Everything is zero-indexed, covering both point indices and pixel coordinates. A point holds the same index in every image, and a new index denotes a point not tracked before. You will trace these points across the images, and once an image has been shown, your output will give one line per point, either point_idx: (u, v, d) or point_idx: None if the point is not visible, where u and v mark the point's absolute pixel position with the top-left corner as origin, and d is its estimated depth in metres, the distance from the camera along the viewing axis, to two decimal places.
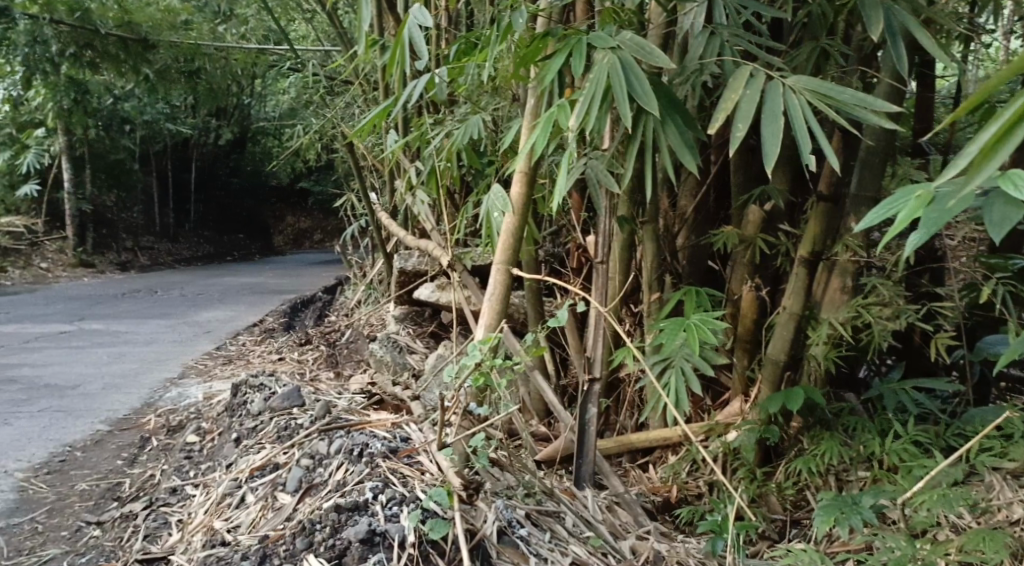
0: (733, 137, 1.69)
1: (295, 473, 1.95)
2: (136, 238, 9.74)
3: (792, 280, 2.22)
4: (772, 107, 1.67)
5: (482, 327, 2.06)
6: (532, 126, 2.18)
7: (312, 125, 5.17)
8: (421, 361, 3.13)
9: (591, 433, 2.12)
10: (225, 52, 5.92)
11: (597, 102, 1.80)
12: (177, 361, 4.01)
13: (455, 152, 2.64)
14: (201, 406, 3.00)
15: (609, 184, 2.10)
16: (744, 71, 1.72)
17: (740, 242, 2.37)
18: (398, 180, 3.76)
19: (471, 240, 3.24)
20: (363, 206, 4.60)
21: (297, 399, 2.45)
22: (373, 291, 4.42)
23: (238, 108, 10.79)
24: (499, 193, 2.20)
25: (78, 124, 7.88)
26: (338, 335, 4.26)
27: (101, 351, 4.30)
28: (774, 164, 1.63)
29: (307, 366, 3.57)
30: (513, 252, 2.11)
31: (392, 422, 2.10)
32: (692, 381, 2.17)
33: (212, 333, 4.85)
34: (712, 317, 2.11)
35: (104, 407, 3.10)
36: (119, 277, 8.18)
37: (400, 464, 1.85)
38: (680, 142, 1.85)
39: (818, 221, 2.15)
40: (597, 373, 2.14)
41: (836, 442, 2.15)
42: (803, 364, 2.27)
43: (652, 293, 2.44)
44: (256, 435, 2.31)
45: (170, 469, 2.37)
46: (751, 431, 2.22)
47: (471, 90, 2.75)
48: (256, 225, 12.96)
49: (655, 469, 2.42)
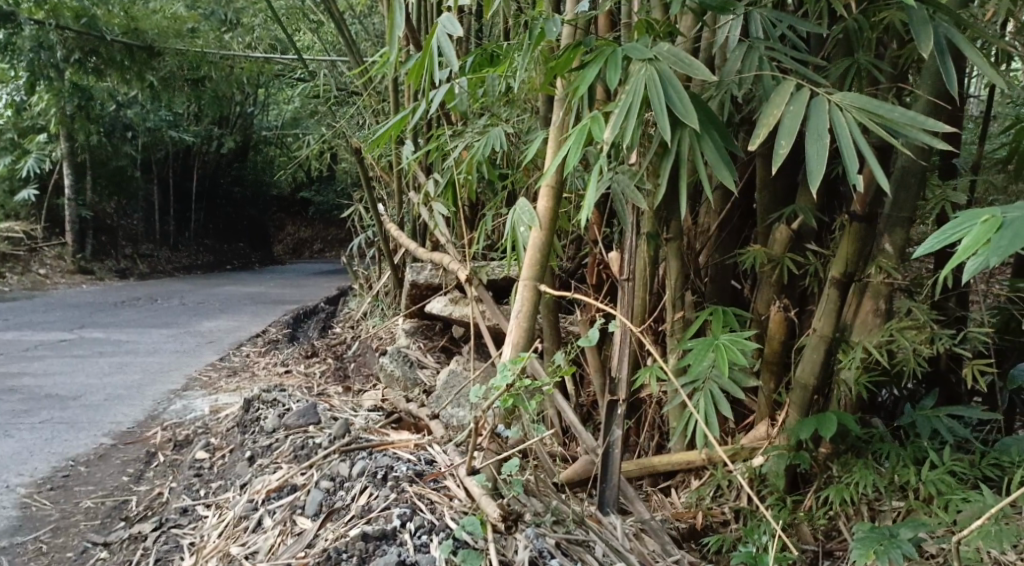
0: (776, 154, 1.63)
1: (315, 496, 1.89)
2: (136, 245, 9.68)
3: (822, 301, 2.15)
4: (817, 125, 1.61)
5: (508, 346, 2.00)
6: (559, 140, 2.11)
7: (319, 135, 5.13)
8: (433, 377, 3.06)
9: (616, 456, 2.06)
10: (232, 61, 5.88)
11: (634, 118, 1.75)
12: (180, 372, 3.93)
13: (475, 164, 2.59)
14: (208, 420, 2.92)
15: (638, 201, 2.04)
16: (788, 87, 1.68)
17: (768, 261, 2.30)
18: (409, 192, 3.69)
19: (487, 254, 3.17)
20: (371, 218, 4.53)
21: (313, 416, 2.40)
22: (379, 304, 4.35)
23: (241, 116, 10.74)
24: (524, 208, 2.13)
25: (79, 129, 7.84)
26: (344, 348, 4.19)
27: (103, 361, 4.22)
28: (820, 184, 1.58)
29: (314, 379, 3.50)
30: (540, 269, 2.04)
31: (415, 444, 2.06)
32: (721, 404, 2.10)
33: (215, 344, 4.78)
34: (744, 338, 2.06)
35: (108, 420, 3.03)
36: (119, 285, 8.10)
37: (427, 489, 1.81)
38: (717, 159, 1.80)
39: (853, 241, 2.08)
40: (620, 394, 2.06)
41: (868, 470, 2.09)
42: (833, 388, 2.21)
43: (676, 312, 2.36)
44: (270, 454, 2.24)
45: (180, 487, 2.30)
46: (781, 456, 2.16)
47: (490, 102, 2.70)
48: (257, 234, 12.89)
49: (678, 493, 2.35)
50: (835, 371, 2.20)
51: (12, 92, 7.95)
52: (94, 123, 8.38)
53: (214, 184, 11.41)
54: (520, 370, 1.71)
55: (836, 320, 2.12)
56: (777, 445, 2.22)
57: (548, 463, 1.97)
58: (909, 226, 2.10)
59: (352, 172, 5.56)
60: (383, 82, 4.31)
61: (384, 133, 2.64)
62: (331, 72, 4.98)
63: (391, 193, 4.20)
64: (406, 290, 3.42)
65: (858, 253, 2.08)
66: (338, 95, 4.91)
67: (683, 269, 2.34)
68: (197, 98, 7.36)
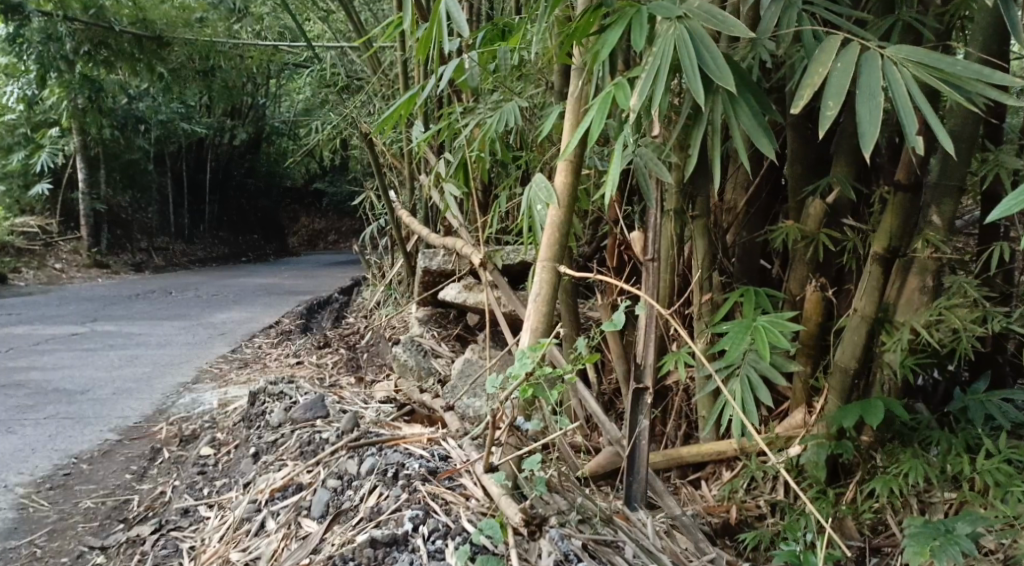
0: (823, 117, 1.50)
1: (320, 497, 1.77)
2: (152, 238, 9.60)
3: (864, 279, 2.01)
4: (869, 84, 1.48)
5: (527, 333, 1.85)
6: (578, 112, 1.96)
7: (328, 122, 5.01)
8: (448, 366, 2.94)
9: (643, 448, 1.92)
10: (241, 49, 5.76)
11: (664, 81, 1.60)
12: (191, 365, 3.82)
13: (488, 141, 2.45)
14: (216, 414, 2.81)
15: (663, 175, 1.91)
16: (835, 41, 1.53)
17: (802, 237, 2.15)
18: (421, 175, 3.55)
19: (502, 238, 3.03)
20: (383, 205, 4.40)
21: (320, 409, 2.29)
22: (392, 293, 4.21)
23: (252, 107, 10.66)
24: (541, 184, 1.99)
25: (92, 123, 7.75)
26: (357, 338, 4.07)
27: (113, 354, 4.13)
28: (874, 148, 1.44)
29: (326, 371, 3.38)
30: (560, 249, 1.90)
31: (427, 438, 1.93)
32: (759, 390, 1.95)
33: (227, 336, 4.67)
34: (783, 320, 1.89)
35: (113, 415, 2.92)
36: (133, 278, 8.03)
37: (441, 489, 1.68)
38: (754, 126, 1.66)
39: (896, 214, 1.94)
40: (645, 382, 1.92)
41: (917, 460, 1.95)
42: (874, 371, 2.07)
43: (704, 293, 2.21)
44: (275, 450, 2.12)
45: (182, 486, 2.19)
46: (821, 446, 2.02)
47: (503, 76, 2.56)
48: (271, 226, 12.80)
49: (708, 486, 2.22)
50: (877, 354, 2.06)
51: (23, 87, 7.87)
52: (106, 117, 8.29)
53: (228, 176, 11.31)
54: (540, 357, 1.56)
55: (879, 299, 1.98)
56: (815, 433, 2.08)
57: (571, 455, 1.87)
58: (959, 196, 1.96)
59: (363, 161, 5.43)
60: (393, 64, 4.17)
61: (390, 110, 2.48)
62: (339, 58, 4.85)
63: (403, 179, 4.06)
64: (419, 275, 3.29)
65: (902, 226, 1.94)
66: (347, 80, 4.78)
67: (710, 247, 2.18)
68: (207, 88, 7.25)
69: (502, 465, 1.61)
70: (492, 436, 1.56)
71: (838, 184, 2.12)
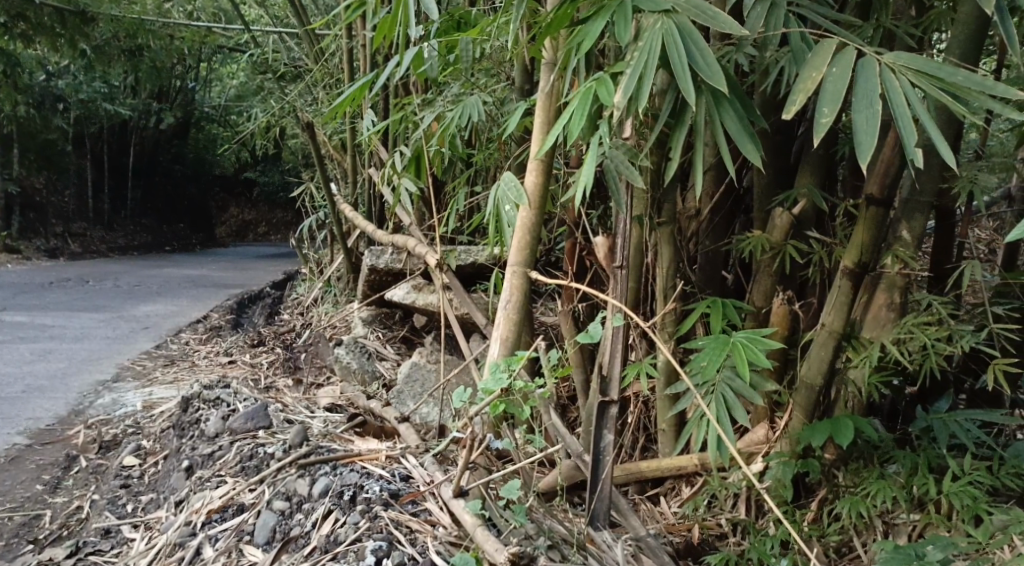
0: (817, 125, 1.40)
1: (266, 521, 1.68)
2: (69, 223, 9.13)
3: (833, 294, 1.92)
4: (865, 91, 1.39)
5: (497, 343, 1.76)
6: (552, 110, 1.87)
7: (266, 109, 4.79)
8: (393, 369, 2.81)
9: (607, 462, 1.84)
10: (173, 30, 5.50)
11: (652, 78, 1.51)
12: (111, 361, 3.59)
13: (447, 136, 2.33)
14: (140, 418, 2.62)
15: (634, 179, 1.82)
16: (830, 45, 1.44)
17: (768, 249, 2.06)
18: (369, 169, 3.40)
19: (456, 237, 2.91)
20: (323, 197, 4.22)
21: (263, 419, 2.13)
22: (331, 290, 4.04)
23: (179, 91, 10.29)
24: (510, 183, 1.88)
25: (6, 99, 7.30)
26: (294, 336, 3.89)
27: (25, 347, 3.86)
28: (871, 160, 1.35)
29: (261, 372, 3.21)
30: (531, 253, 1.80)
31: (386, 456, 1.82)
32: (734, 411, 1.85)
33: (151, 330, 4.42)
34: (760, 336, 1.82)
35: (23, 416, 2.71)
36: (47, 264, 7.62)
37: (405, 516, 1.58)
38: (739, 130, 1.57)
39: (868, 227, 1.85)
40: (609, 395, 1.84)
41: (885, 481, 1.88)
42: (839, 390, 2.00)
43: (667, 303, 2.08)
44: (212, 463, 1.98)
45: (103, 501, 2.05)
46: (786, 464, 1.95)
47: (465, 68, 2.44)
48: (199, 214, 12.36)
49: (667, 502, 2.15)
50: (840, 370, 1.99)
51: None
52: (23, 94, 7.84)
53: (153, 161, 10.87)
54: (517, 371, 1.48)
55: (848, 315, 1.90)
56: (778, 450, 2.01)
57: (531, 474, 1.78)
58: (931, 212, 1.89)
59: (302, 151, 5.22)
60: (337, 53, 4.01)
61: (340, 98, 2.32)
62: (279, 43, 4.65)
63: (346, 172, 3.89)
64: (363, 274, 3.13)
65: (875, 240, 1.85)
66: (287, 67, 4.59)
67: (675, 255, 2.09)
68: (134, 69, 6.92)
69: (471, 489, 1.54)
70: (468, 457, 1.47)
71: (806, 194, 2.05)
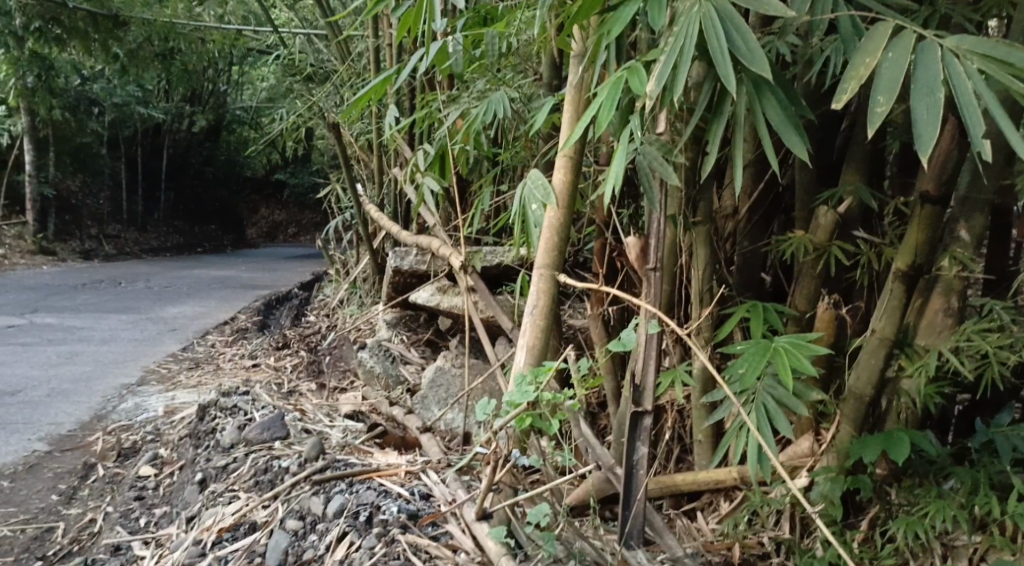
0: (872, 115, 1.28)
1: (278, 542, 1.62)
2: (102, 225, 9.19)
3: (884, 298, 1.80)
4: (926, 78, 1.28)
5: (524, 351, 1.66)
6: (580, 105, 1.77)
7: (293, 109, 4.74)
8: (418, 374, 2.74)
9: (641, 476, 1.73)
10: (202, 32, 5.47)
11: (688, 64, 1.40)
12: (136, 364, 3.55)
13: (472, 134, 2.24)
14: (160, 424, 2.57)
15: (668, 176, 1.71)
16: (886, 28, 1.33)
17: (812, 250, 1.94)
18: (394, 169, 3.33)
19: (482, 239, 2.83)
20: (348, 198, 4.15)
21: (279, 429, 2.09)
22: (357, 291, 3.97)
23: (211, 94, 10.33)
24: (537, 181, 1.78)
25: (41, 103, 7.33)
26: (319, 339, 3.83)
27: (53, 349, 3.84)
28: (932, 153, 1.23)
29: (284, 375, 3.15)
30: (559, 254, 1.70)
31: (405, 472, 1.76)
32: (776, 421, 1.73)
33: (178, 332, 4.39)
34: (805, 342, 1.70)
35: (45, 421, 2.66)
36: (81, 266, 7.66)
37: (423, 539, 1.52)
38: (783, 122, 1.45)
39: (922, 227, 1.72)
40: (643, 405, 1.73)
41: (943, 501, 1.75)
42: (891, 400, 1.87)
43: (704, 307, 1.97)
44: (226, 477, 1.93)
45: (116, 515, 2.00)
46: (835, 481, 1.84)
47: (491, 64, 2.35)
48: (230, 215, 12.41)
49: (705, 518, 2.04)
50: (892, 380, 1.86)
51: None
52: (57, 97, 7.90)
53: (185, 163, 10.91)
54: (544, 384, 1.38)
55: (900, 320, 1.78)
56: (824, 465, 1.89)
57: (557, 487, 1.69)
58: (991, 210, 1.75)
59: (330, 152, 5.17)
60: (363, 51, 3.94)
61: (363, 93, 2.22)
62: (306, 43, 4.60)
63: (372, 172, 3.83)
64: (388, 275, 3.05)
65: (930, 241, 1.72)
66: (314, 67, 4.52)
67: (712, 257, 1.98)
68: (166, 71, 6.92)
69: (495, 512, 1.46)
70: (491, 477, 1.38)
71: (853, 192, 1.92)
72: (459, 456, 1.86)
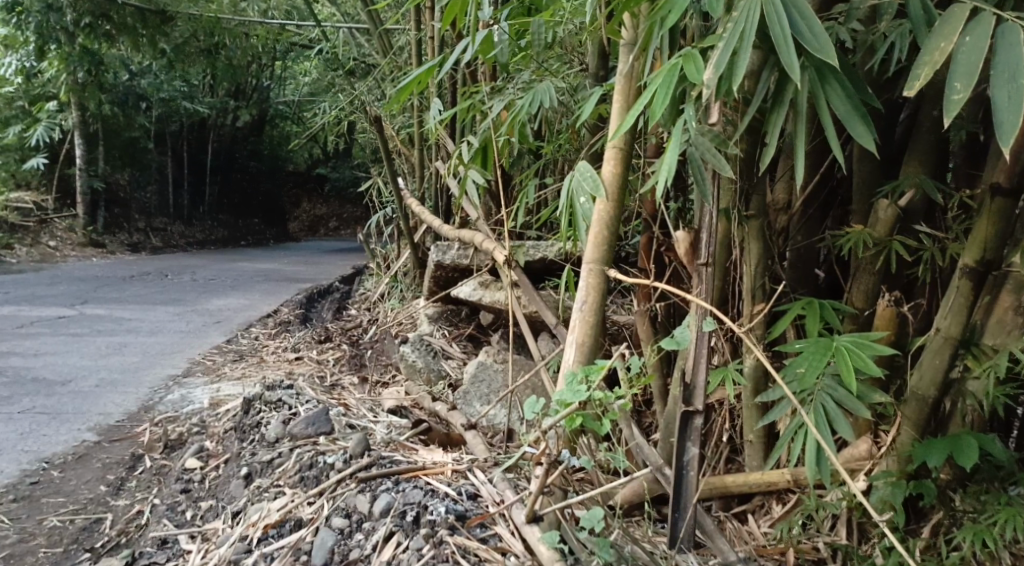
0: (948, 103, 1.22)
1: (325, 540, 1.60)
2: (150, 218, 9.32)
3: (950, 296, 1.73)
4: (1008, 62, 1.20)
5: (573, 349, 1.62)
6: (629, 95, 1.72)
7: (335, 103, 4.75)
8: (460, 369, 2.71)
9: (692, 479, 1.67)
10: (247, 28, 5.50)
11: (748, 51, 1.35)
12: (182, 355, 3.57)
13: (518, 124, 2.19)
14: (205, 416, 2.57)
15: (721, 167, 1.65)
16: (964, 9, 1.25)
17: (872, 245, 1.86)
18: (436, 162, 3.30)
19: (525, 232, 2.79)
20: (390, 192, 4.14)
21: (325, 424, 2.09)
22: (397, 285, 3.96)
23: (255, 89, 10.43)
24: (586, 173, 1.72)
25: (91, 98, 7.44)
26: (361, 333, 3.82)
27: (102, 340, 3.88)
28: (1015, 143, 1.17)
29: (327, 369, 3.14)
30: (609, 248, 1.66)
31: (452, 471, 1.74)
32: (836, 423, 1.66)
33: (222, 324, 4.41)
34: (868, 342, 1.64)
35: (94, 411, 2.68)
36: (129, 259, 7.77)
37: (473, 542, 1.49)
38: (847, 111, 1.39)
39: (994, 222, 1.65)
40: (694, 405, 1.68)
41: (1013, 508, 1.67)
42: (955, 403, 1.80)
43: (758, 304, 1.91)
44: (271, 472, 1.93)
45: (163, 507, 2.00)
46: (896, 486, 1.77)
47: (537, 53, 2.30)
48: (274, 209, 12.53)
49: (756, 521, 1.99)
50: (957, 381, 1.79)
51: (22, 60, 7.59)
52: (107, 92, 8.02)
53: (230, 157, 11.03)
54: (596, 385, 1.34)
55: (967, 319, 1.70)
56: (883, 469, 1.83)
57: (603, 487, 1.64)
58: None
59: (372, 146, 5.17)
60: (406, 45, 3.92)
61: (403, 84, 2.19)
62: (349, 36, 4.60)
63: (413, 166, 3.81)
64: (430, 269, 3.02)
65: (1001, 236, 1.65)
66: (356, 61, 4.52)
67: (766, 252, 1.91)
68: (212, 66, 6.98)
69: (546, 515, 1.44)
70: (543, 481, 1.34)
71: (916, 185, 1.84)
72: (507, 456, 1.82)
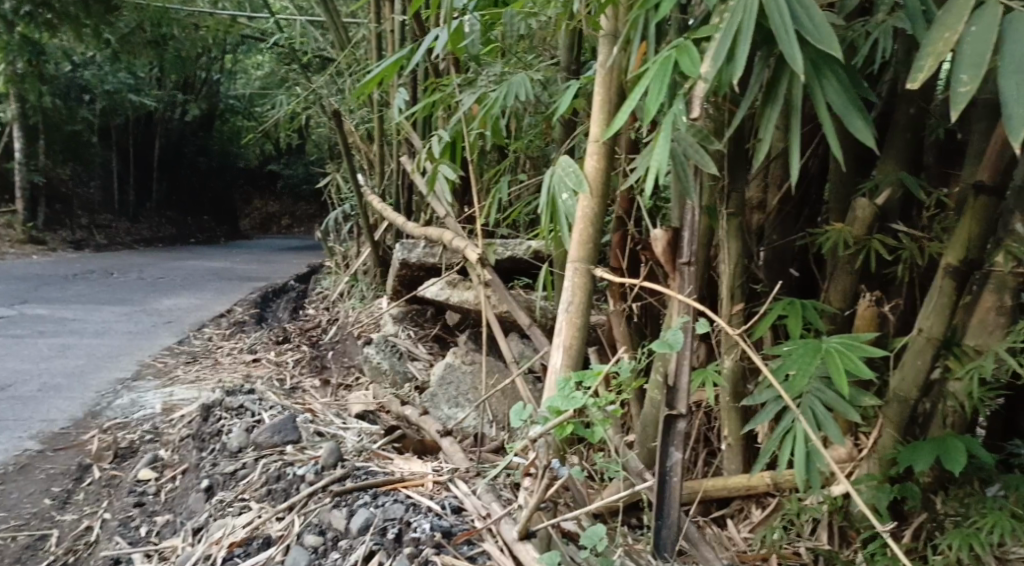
0: (955, 96, 1.17)
1: (297, 559, 1.54)
2: (93, 215, 9.02)
3: (931, 295, 1.68)
4: (1016, 54, 1.16)
5: (560, 351, 1.57)
6: (612, 88, 1.64)
7: (291, 97, 4.61)
8: (426, 371, 2.64)
9: (675, 484, 1.61)
10: (197, 18, 5.32)
11: (747, 40, 1.29)
12: (131, 357, 3.42)
13: (490, 118, 2.11)
14: (158, 423, 2.45)
15: (706, 163, 1.58)
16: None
17: (852, 244, 1.81)
18: (399, 158, 3.21)
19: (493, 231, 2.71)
20: (349, 188, 4.02)
21: (291, 432, 2.00)
22: (358, 284, 3.85)
23: (205, 82, 10.19)
24: (568, 168, 1.65)
25: (31, 90, 7.16)
26: (320, 333, 3.71)
27: (43, 342, 3.70)
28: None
29: (286, 372, 3.03)
30: (593, 247, 1.60)
31: (434, 482, 1.69)
32: (825, 427, 1.62)
33: (173, 324, 4.25)
34: (858, 343, 1.60)
35: (37, 418, 2.53)
36: (72, 256, 7.50)
37: (461, 559, 1.43)
38: (844, 103, 1.35)
39: (977, 220, 1.60)
40: (676, 408, 1.61)
41: (1000, 512, 1.65)
42: (937, 404, 1.77)
43: (736, 304, 1.85)
44: (235, 485, 1.84)
45: (114, 522, 1.89)
46: (879, 489, 1.73)
47: (507, 44, 2.22)
48: (225, 206, 12.26)
49: (735, 526, 1.93)
50: (938, 382, 1.76)
51: None
52: (48, 84, 7.73)
53: (177, 152, 10.75)
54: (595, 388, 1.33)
55: (949, 319, 1.66)
56: (865, 472, 1.79)
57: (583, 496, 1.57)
58: None
59: (329, 141, 5.04)
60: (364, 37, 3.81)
61: (369, 76, 2.09)
62: (304, 28, 4.46)
63: (373, 162, 3.70)
64: (394, 268, 2.92)
65: (985, 234, 1.59)
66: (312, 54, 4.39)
67: (746, 250, 1.85)
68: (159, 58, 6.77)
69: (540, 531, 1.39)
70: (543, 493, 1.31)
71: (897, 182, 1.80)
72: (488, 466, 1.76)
